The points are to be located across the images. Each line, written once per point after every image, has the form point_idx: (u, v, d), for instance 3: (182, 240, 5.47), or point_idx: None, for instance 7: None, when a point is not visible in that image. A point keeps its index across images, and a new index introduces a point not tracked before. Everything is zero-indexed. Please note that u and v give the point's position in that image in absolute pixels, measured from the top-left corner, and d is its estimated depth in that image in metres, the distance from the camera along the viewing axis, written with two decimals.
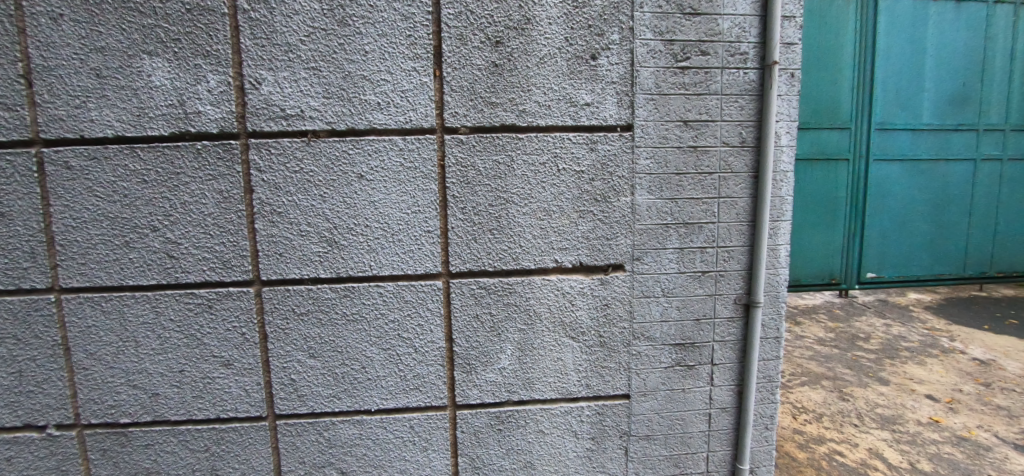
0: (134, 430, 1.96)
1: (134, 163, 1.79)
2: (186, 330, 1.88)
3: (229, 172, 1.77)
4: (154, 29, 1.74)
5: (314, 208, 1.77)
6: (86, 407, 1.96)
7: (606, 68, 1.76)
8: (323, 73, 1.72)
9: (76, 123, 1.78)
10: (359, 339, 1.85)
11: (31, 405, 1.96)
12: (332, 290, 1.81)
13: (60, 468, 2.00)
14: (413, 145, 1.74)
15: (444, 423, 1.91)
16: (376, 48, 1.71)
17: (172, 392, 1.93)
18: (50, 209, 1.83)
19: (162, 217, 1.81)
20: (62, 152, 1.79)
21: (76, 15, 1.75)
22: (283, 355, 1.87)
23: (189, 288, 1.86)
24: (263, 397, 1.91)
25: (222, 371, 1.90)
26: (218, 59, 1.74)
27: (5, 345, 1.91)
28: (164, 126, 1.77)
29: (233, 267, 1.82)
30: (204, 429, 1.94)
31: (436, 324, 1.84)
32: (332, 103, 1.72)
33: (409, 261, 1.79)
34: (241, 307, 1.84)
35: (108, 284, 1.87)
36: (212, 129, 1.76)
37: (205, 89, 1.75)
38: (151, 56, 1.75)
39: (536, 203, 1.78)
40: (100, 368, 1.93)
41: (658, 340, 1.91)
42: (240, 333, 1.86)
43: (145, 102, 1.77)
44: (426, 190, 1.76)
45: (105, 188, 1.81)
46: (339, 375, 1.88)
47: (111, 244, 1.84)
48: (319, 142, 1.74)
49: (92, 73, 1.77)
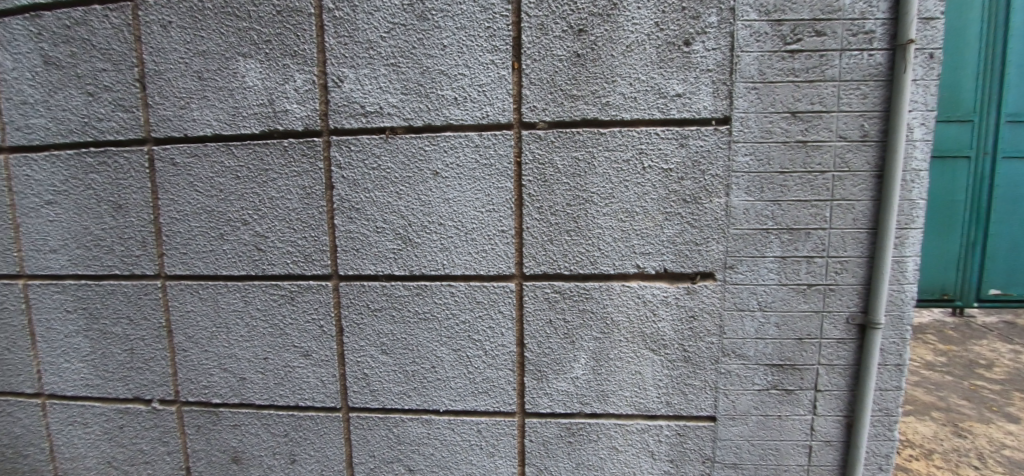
0: (223, 411, 2.09)
1: (228, 159, 1.89)
2: (270, 319, 1.96)
3: (312, 168, 1.81)
4: (248, 31, 1.82)
5: (389, 205, 1.76)
6: (183, 386, 2.11)
7: (702, 55, 1.58)
8: (402, 69, 1.70)
9: (181, 123, 1.93)
10: (430, 338, 1.82)
11: (140, 380, 2.16)
12: (405, 287, 1.80)
13: (163, 439, 2.19)
14: (490, 141, 1.67)
15: (512, 430, 1.83)
16: (454, 42, 1.66)
17: (256, 377, 2.02)
18: (160, 202, 1.99)
19: (252, 212, 1.90)
20: (169, 150, 1.95)
21: (183, 23, 1.88)
22: (357, 349, 1.89)
23: (274, 280, 1.94)
24: (337, 389, 1.95)
25: (301, 362, 1.96)
26: (305, 58, 1.78)
27: (123, 323, 2.14)
28: (255, 124, 1.85)
29: (314, 261, 1.86)
30: (284, 415, 2.02)
31: (508, 328, 1.76)
32: (410, 99, 1.71)
33: (482, 261, 1.73)
34: (320, 300, 1.88)
35: (204, 273, 2.00)
36: (298, 127, 1.81)
37: (292, 88, 1.80)
38: (245, 57, 1.84)
39: (618, 203, 1.65)
40: (196, 351, 2.07)
41: (752, 359, 1.71)
42: (319, 325, 1.91)
43: (240, 102, 1.86)
44: (502, 188, 1.69)
45: (204, 183, 1.93)
46: (410, 373, 1.87)
47: (207, 235, 1.97)
48: (396, 138, 1.73)
49: (195, 77, 1.90)
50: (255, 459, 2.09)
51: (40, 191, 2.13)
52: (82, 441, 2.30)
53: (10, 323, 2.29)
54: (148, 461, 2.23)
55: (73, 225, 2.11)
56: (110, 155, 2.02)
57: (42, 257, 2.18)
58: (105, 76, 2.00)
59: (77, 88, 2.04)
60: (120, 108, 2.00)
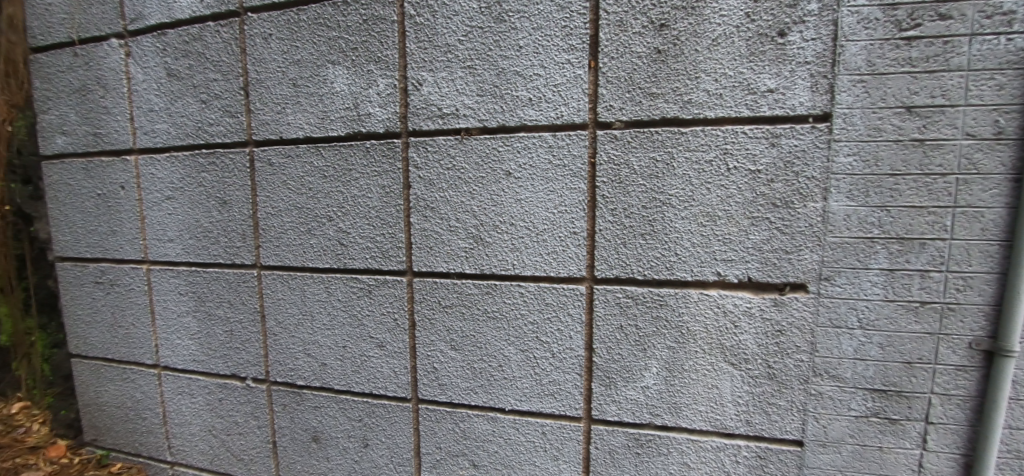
0: (306, 393, 2.25)
1: (317, 160, 2.03)
2: (349, 310, 2.07)
3: (391, 168, 1.89)
4: (337, 40, 1.94)
5: (462, 204, 1.80)
6: (273, 367, 2.30)
7: (798, 46, 1.45)
8: (478, 71, 1.73)
9: (278, 126, 2.10)
10: (498, 338, 1.83)
11: (237, 359, 2.39)
12: (476, 286, 1.83)
13: (254, 414, 2.40)
14: (563, 142, 1.65)
15: (578, 435, 1.80)
16: (530, 43, 1.66)
17: (336, 364, 2.15)
18: (258, 198, 2.19)
19: (336, 209, 2.02)
20: (267, 151, 2.13)
21: (281, 35, 2.05)
22: (428, 344, 1.95)
23: (354, 273, 2.05)
24: (408, 381, 2.02)
25: (376, 352, 2.06)
26: (387, 63, 1.86)
27: (225, 307, 2.37)
28: (341, 127, 1.97)
29: (390, 257, 1.95)
30: (359, 401, 2.13)
31: (577, 331, 1.73)
32: (485, 100, 1.73)
33: (552, 262, 1.72)
34: (395, 295, 1.97)
35: (293, 265, 2.16)
36: (380, 129, 1.90)
37: (375, 93, 1.90)
38: (334, 64, 1.96)
39: (698, 206, 1.56)
40: (285, 336, 2.24)
41: (848, 381, 1.54)
42: (393, 318, 1.99)
43: (328, 106, 1.99)
44: (575, 189, 1.66)
45: (296, 181, 2.09)
46: (477, 370, 1.89)
47: (297, 230, 2.12)
48: (471, 139, 1.76)
49: (291, 84, 2.06)
50: (332, 440, 2.23)
51: (161, 188, 2.43)
52: (189, 410, 2.59)
53: (135, 302, 2.63)
54: (241, 433, 2.46)
55: (187, 218, 2.37)
56: (218, 155, 2.25)
57: (161, 245, 2.47)
58: (215, 85, 2.23)
59: (193, 96, 2.29)
60: (227, 114, 2.22)
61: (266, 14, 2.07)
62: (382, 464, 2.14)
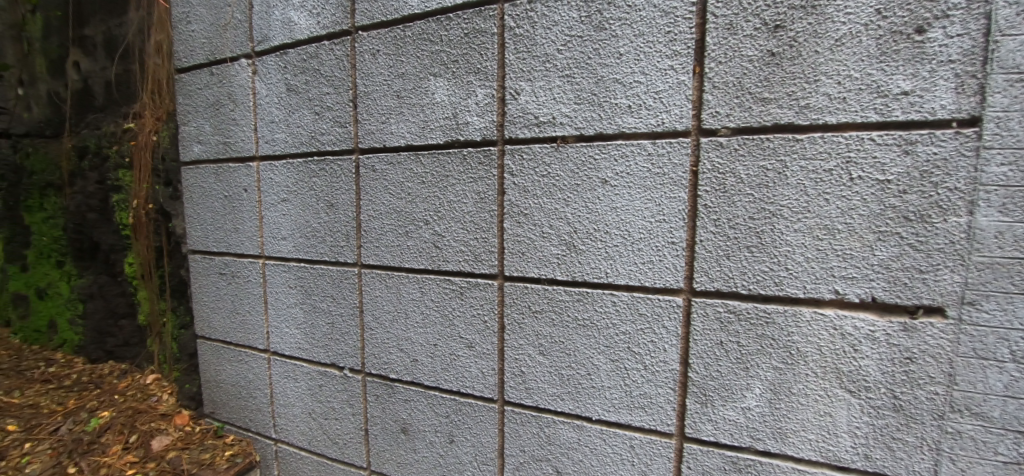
0: (397, 386, 2.38)
1: (416, 166, 2.15)
2: (442, 310, 2.16)
3: (487, 175, 1.96)
4: (439, 53, 2.05)
5: (556, 211, 1.82)
6: (368, 359, 2.46)
7: (940, 43, 1.31)
8: (577, 79, 1.74)
9: (382, 135, 2.26)
10: (588, 346, 1.83)
11: (337, 349, 2.58)
12: (566, 293, 1.84)
13: (350, 402, 2.58)
14: (664, 149, 1.61)
15: (669, 452, 1.73)
16: (631, 50, 1.64)
17: (427, 361, 2.26)
18: (361, 201, 2.36)
19: (433, 213, 2.13)
20: (372, 158, 2.29)
21: (388, 50, 2.20)
22: (517, 347, 1.99)
23: (447, 275, 2.14)
24: (496, 382, 2.07)
25: (466, 352, 2.13)
26: (487, 74, 1.94)
27: (328, 301, 2.58)
28: (440, 135, 2.07)
29: (483, 261, 2.01)
30: (448, 398, 2.22)
31: (672, 344, 1.68)
32: (583, 108, 1.73)
33: (648, 272, 1.68)
34: (486, 297, 2.03)
35: (391, 265, 2.30)
36: (477, 137, 1.97)
37: (474, 102, 1.97)
38: (436, 76, 2.07)
39: (814, 218, 1.46)
40: (380, 331, 2.39)
41: (996, 421, 1.35)
42: (483, 320, 2.05)
43: (429, 116, 2.10)
44: (675, 198, 1.61)
45: (396, 186, 2.23)
46: (565, 377, 1.90)
47: (396, 232, 2.26)
48: (567, 147, 1.77)
49: (395, 95, 2.20)
50: (420, 433, 2.34)
51: (278, 191, 2.70)
52: (293, 393, 2.84)
53: (252, 293, 2.93)
54: (337, 418, 2.65)
55: (299, 219, 2.61)
56: (328, 162, 2.46)
57: (276, 242, 2.74)
58: (328, 98, 2.44)
59: (308, 109, 2.53)
60: (337, 124, 2.42)
61: (375, 32, 2.23)
62: (467, 461, 2.21)
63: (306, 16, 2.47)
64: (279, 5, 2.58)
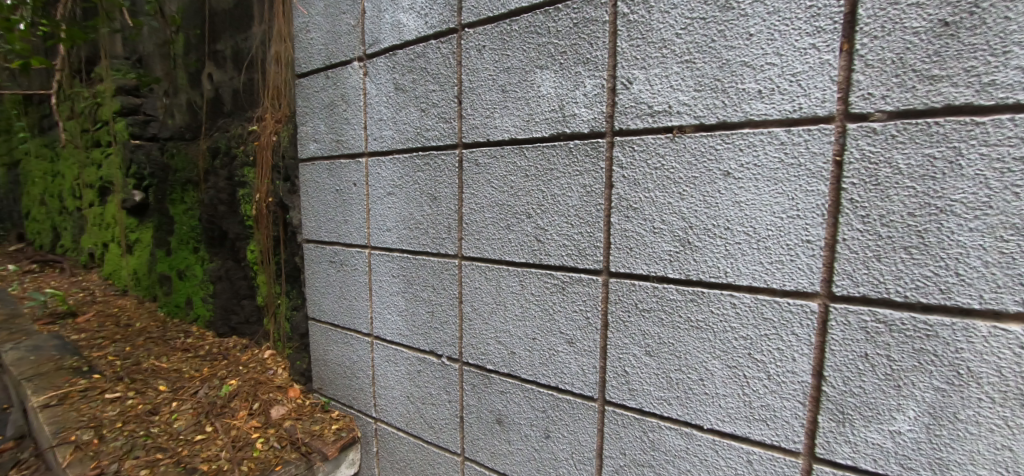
0: (494, 377, 2.42)
1: (520, 160, 2.16)
2: (542, 304, 2.16)
3: (594, 167, 1.92)
4: (546, 45, 2.04)
5: (670, 205, 1.74)
6: (466, 349, 2.53)
7: None
8: (698, 65, 1.64)
9: (486, 130, 2.29)
10: (701, 349, 1.72)
11: (436, 337, 2.68)
12: (679, 292, 1.75)
13: (447, 388, 2.67)
14: (800, 138, 1.46)
15: (794, 472, 1.58)
16: (763, 29, 1.51)
17: (525, 354, 2.26)
18: (464, 195, 2.42)
19: (536, 207, 2.13)
20: (475, 153, 2.34)
21: (494, 46, 2.23)
22: (621, 346, 1.92)
23: (549, 269, 2.12)
24: (596, 380, 2.02)
25: (566, 348, 2.10)
26: (597, 64, 1.89)
27: (429, 290, 2.69)
28: (546, 128, 2.06)
29: (587, 256, 1.97)
30: (545, 393, 2.21)
31: (803, 354, 1.52)
32: (704, 95, 1.63)
33: (777, 273, 1.54)
34: (589, 293, 1.98)
35: (492, 257, 2.33)
36: (585, 129, 1.93)
37: (582, 94, 1.94)
38: (543, 69, 2.06)
39: (997, 216, 1.24)
40: (479, 321, 2.44)
41: None
42: (586, 317, 2.01)
43: (534, 109, 2.10)
44: (812, 192, 1.46)
45: (499, 180, 2.26)
46: (674, 381, 1.80)
47: (498, 225, 2.28)
48: (685, 138, 1.68)
49: (500, 90, 2.22)
50: (515, 425, 2.36)
51: (384, 185, 2.86)
52: (393, 376, 3.00)
53: (359, 280, 3.14)
54: (434, 403, 2.76)
55: (403, 211, 2.75)
56: (432, 157, 2.55)
57: (382, 234, 2.91)
58: (434, 95, 2.53)
59: (414, 106, 2.64)
60: (442, 120, 2.50)
61: (481, 28, 2.27)
62: (563, 458, 2.18)
63: (415, 18, 2.58)
64: (389, 9, 2.72)
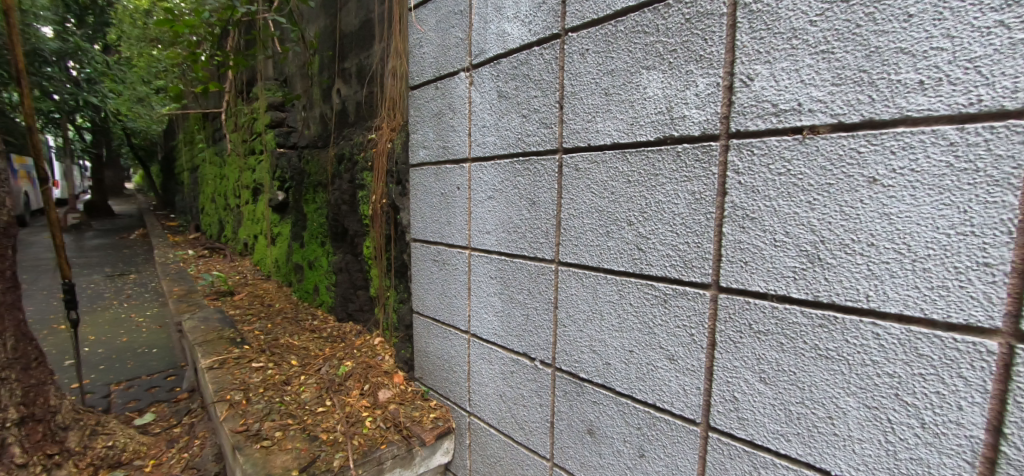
0: (587, 386, 2.34)
1: (623, 165, 2.07)
2: (642, 316, 2.04)
3: (705, 173, 1.77)
4: (655, 44, 1.93)
5: (795, 215, 1.54)
6: (559, 354, 2.48)
7: None
8: (838, 55, 1.44)
9: (587, 134, 2.24)
10: (831, 383, 1.50)
11: (530, 340, 2.68)
12: (804, 314, 1.55)
13: (538, 392, 2.65)
14: (978, 138, 1.21)
15: None
16: (927, 8, 1.28)
17: (621, 366, 2.16)
18: (563, 200, 2.39)
19: (638, 214, 2.02)
20: (576, 158, 2.30)
21: (597, 48, 2.17)
22: (730, 367, 1.75)
23: (651, 280, 2.00)
24: (700, 403, 1.86)
25: (666, 364, 1.96)
26: (711, 61, 1.74)
27: (524, 294, 2.69)
28: (652, 131, 1.95)
29: (693, 268, 1.82)
30: (641, 409, 2.08)
31: (975, 403, 1.25)
32: (845, 89, 1.42)
33: (938, 301, 1.29)
34: (695, 309, 1.83)
35: (590, 264, 2.26)
36: (695, 131, 1.79)
37: (694, 94, 1.80)
38: (649, 69, 1.96)
39: None
40: (573, 329, 2.39)
41: None
42: (690, 333, 1.86)
43: (639, 112, 2.00)
44: (994, 204, 1.20)
45: (600, 186, 2.18)
46: (794, 415, 1.60)
47: (596, 231, 2.22)
48: (818, 139, 1.47)
49: (603, 93, 2.15)
50: (607, 438, 2.26)
51: (485, 189, 2.94)
52: (487, 374, 3.07)
53: (458, 279, 3.27)
54: (525, 405, 2.75)
55: (503, 215, 2.79)
56: (532, 162, 2.56)
57: (482, 236, 2.99)
58: (535, 101, 2.54)
59: (516, 112, 2.67)
60: (543, 125, 2.49)
61: (585, 31, 2.22)
62: None
63: (519, 26, 2.61)
64: (495, 19, 2.79)
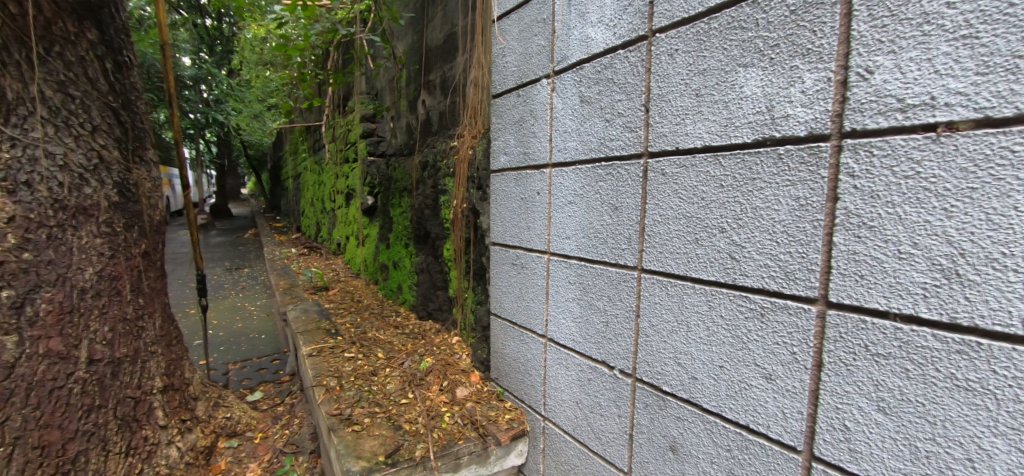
0: (670, 400, 2.23)
1: (714, 168, 1.96)
2: (734, 330, 1.91)
3: (811, 176, 1.62)
4: (753, 40, 1.81)
5: (925, 224, 1.37)
6: (640, 365, 2.39)
7: None
8: (983, 41, 1.28)
9: (676, 137, 2.14)
10: (972, 419, 1.32)
11: (609, 348, 2.60)
12: (935, 337, 1.37)
13: (616, 402, 2.57)
14: None
15: None
16: None
17: (709, 382, 2.03)
18: (647, 205, 2.30)
19: (732, 220, 1.89)
20: (662, 162, 2.21)
21: (687, 48, 2.07)
22: (841, 392, 1.59)
23: (745, 292, 1.87)
24: (802, 429, 1.71)
25: (762, 383, 1.82)
26: (821, 54, 1.60)
27: (604, 300, 2.63)
28: (749, 133, 1.83)
29: (797, 281, 1.68)
30: (732, 430, 1.94)
31: None
32: (994, 78, 1.26)
33: None
34: (797, 325, 1.68)
35: (676, 272, 2.16)
36: (801, 132, 1.65)
37: (799, 91, 1.66)
38: (747, 67, 1.83)
39: None
40: (656, 339, 2.29)
41: None
42: (791, 352, 1.71)
43: (734, 112, 1.88)
44: None
45: (688, 190, 2.08)
46: (922, 453, 1.42)
47: (683, 238, 2.11)
48: (957, 136, 1.31)
49: (693, 94, 2.05)
50: (691, 457, 2.13)
51: (566, 194, 2.92)
52: (564, 380, 3.04)
53: (537, 282, 3.28)
54: (603, 415, 2.68)
55: (583, 220, 2.76)
56: (615, 167, 2.50)
57: (561, 241, 2.98)
58: (620, 105, 2.48)
59: (599, 117, 2.63)
60: (627, 129, 2.42)
61: (674, 31, 2.13)
62: None
63: (603, 30, 2.57)
64: (578, 24, 2.78)
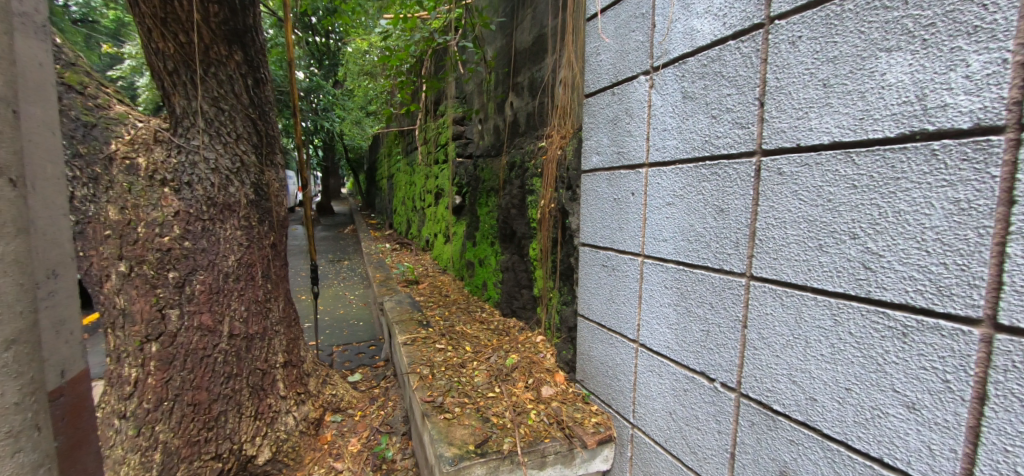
0: (781, 421, 2.04)
1: (845, 167, 1.75)
2: (866, 349, 1.70)
3: (977, 175, 1.41)
4: (900, 21, 1.59)
5: None
6: (746, 379, 2.21)
7: None
8: None
9: (796, 132, 1.95)
10: None
11: (709, 359, 2.44)
12: None
13: (715, 417, 2.40)
14: None
15: None
16: None
17: (831, 405, 1.83)
18: (759, 208, 2.12)
19: (867, 225, 1.68)
20: (779, 160, 2.02)
21: (814, 34, 1.87)
22: (1012, 433, 1.37)
23: (882, 307, 1.65)
24: (954, 471, 1.49)
25: (901, 412, 1.61)
26: (994, 32, 1.37)
27: (705, 308, 2.47)
28: (891, 126, 1.61)
29: (953, 297, 1.46)
30: (860, 461, 1.74)
31: None
32: None
33: None
34: (953, 349, 1.47)
35: (792, 281, 1.97)
36: (964, 123, 1.43)
37: (962, 75, 1.44)
38: (891, 51, 1.62)
39: None
40: (767, 353, 2.10)
41: None
42: (943, 380, 1.50)
43: (873, 103, 1.67)
44: None
45: (812, 192, 1.88)
46: None
47: (804, 244, 1.92)
48: None
49: (820, 85, 1.85)
50: None
51: (664, 195, 2.79)
52: (656, 388, 2.91)
53: (629, 286, 3.17)
54: (700, 429, 2.52)
55: (683, 222, 2.62)
56: (722, 166, 2.33)
57: (658, 243, 2.85)
58: (729, 100, 2.30)
59: (704, 113, 2.47)
60: (737, 125, 2.24)
61: (797, 16, 1.94)
62: None
63: (711, 20, 2.41)
64: (682, 17, 2.64)
